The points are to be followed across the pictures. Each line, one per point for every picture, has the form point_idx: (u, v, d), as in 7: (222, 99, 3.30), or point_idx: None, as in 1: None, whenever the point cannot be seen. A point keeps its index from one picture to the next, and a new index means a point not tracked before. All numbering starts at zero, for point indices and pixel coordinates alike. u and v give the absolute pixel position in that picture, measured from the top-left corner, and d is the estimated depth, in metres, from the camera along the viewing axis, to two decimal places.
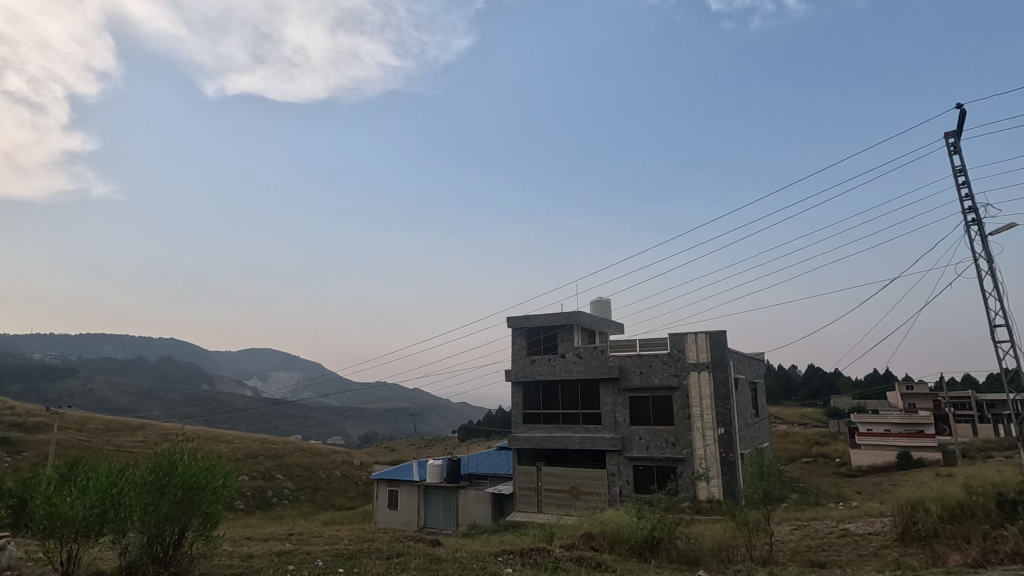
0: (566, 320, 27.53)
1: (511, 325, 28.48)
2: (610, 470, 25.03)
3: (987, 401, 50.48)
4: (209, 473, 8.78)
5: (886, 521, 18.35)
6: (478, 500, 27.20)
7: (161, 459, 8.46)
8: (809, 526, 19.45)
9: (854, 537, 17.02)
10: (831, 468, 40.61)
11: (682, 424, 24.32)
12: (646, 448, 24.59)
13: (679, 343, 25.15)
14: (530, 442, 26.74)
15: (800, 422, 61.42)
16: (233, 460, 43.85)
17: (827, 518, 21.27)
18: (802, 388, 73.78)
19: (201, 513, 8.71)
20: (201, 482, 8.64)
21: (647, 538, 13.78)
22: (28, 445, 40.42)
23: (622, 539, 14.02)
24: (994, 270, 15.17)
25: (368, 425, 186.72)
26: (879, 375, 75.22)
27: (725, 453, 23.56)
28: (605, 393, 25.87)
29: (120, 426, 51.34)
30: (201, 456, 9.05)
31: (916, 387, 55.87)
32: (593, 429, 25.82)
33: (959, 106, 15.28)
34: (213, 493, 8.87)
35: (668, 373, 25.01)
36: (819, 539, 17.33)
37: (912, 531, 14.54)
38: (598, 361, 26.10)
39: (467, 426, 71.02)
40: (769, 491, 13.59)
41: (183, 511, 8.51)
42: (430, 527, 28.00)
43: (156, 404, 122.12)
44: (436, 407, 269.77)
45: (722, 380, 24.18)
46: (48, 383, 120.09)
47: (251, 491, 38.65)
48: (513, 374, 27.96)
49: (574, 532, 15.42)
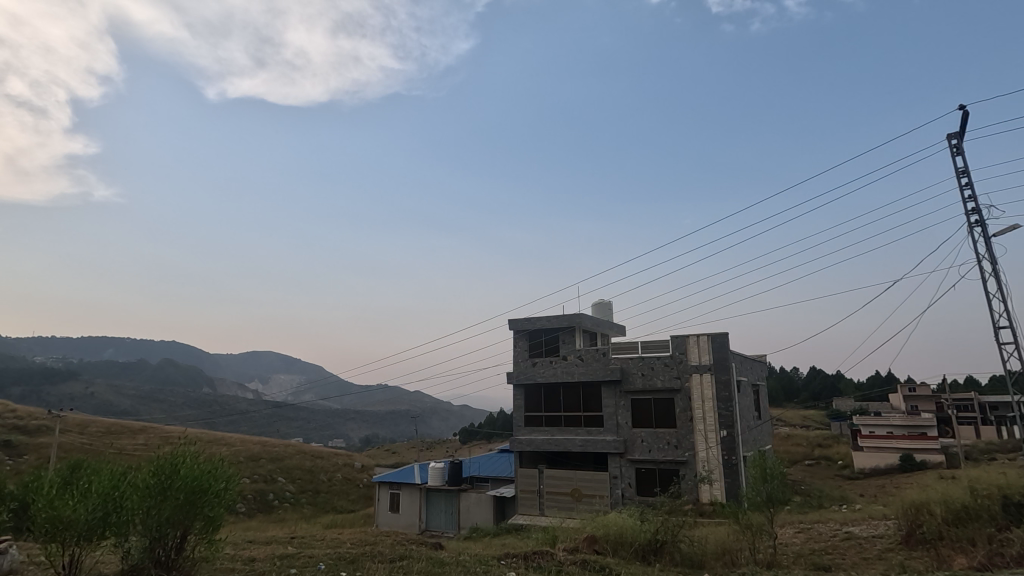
0: (567, 322, 27.48)
1: (513, 327, 28.43)
2: (612, 472, 24.96)
3: (990, 403, 50.33)
4: (212, 476, 8.76)
5: (890, 524, 18.19)
6: (480, 503, 27.19)
7: (163, 462, 8.43)
8: (813, 529, 19.36)
9: (858, 540, 16.92)
10: (833, 470, 40.50)
11: (684, 426, 24.26)
12: (648, 450, 24.53)
13: (681, 345, 25.10)
14: (532, 445, 26.66)
15: (802, 424, 61.28)
16: (235, 463, 43.78)
17: (831, 521, 21.18)
18: (804, 390, 73.58)
19: (203, 517, 8.66)
20: (204, 485, 8.60)
21: (650, 541, 13.74)
22: (29, 448, 40.40)
23: (626, 542, 13.95)
24: (998, 271, 15.08)
25: (369, 428, 186.43)
26: (881, 378, 75.03)
27: (728, 455, 23.49)
28: (607, 395, 25.81)
29: (121, 429, 51.30)
30: (204, 458, 9.02)
31: (918, 389, 55.70)
32: (595, 432, 25.76)
33: (961, 107, 15.24)
34: (216, 496, 8.83)
35: (669, 375, 24.96)
36: (822, 542, 17.25)
37: (916, 533, 14.52)
38: (599, 364, 26.04)
39: (468, 429, 70.92)
40: (773, 493, 13.54)
41: (186, 515, 8.47)
42: (431, 529, 27.94)
43: (158, 407, 122.23)
44: (437, 410, 269.51)
45: (724, 382, 24.11)
46: (50, 386, 120.22)
47: (252, 494, 38.59)
48: (514, 377, 27.93)
49: (577, 535, 15.33)
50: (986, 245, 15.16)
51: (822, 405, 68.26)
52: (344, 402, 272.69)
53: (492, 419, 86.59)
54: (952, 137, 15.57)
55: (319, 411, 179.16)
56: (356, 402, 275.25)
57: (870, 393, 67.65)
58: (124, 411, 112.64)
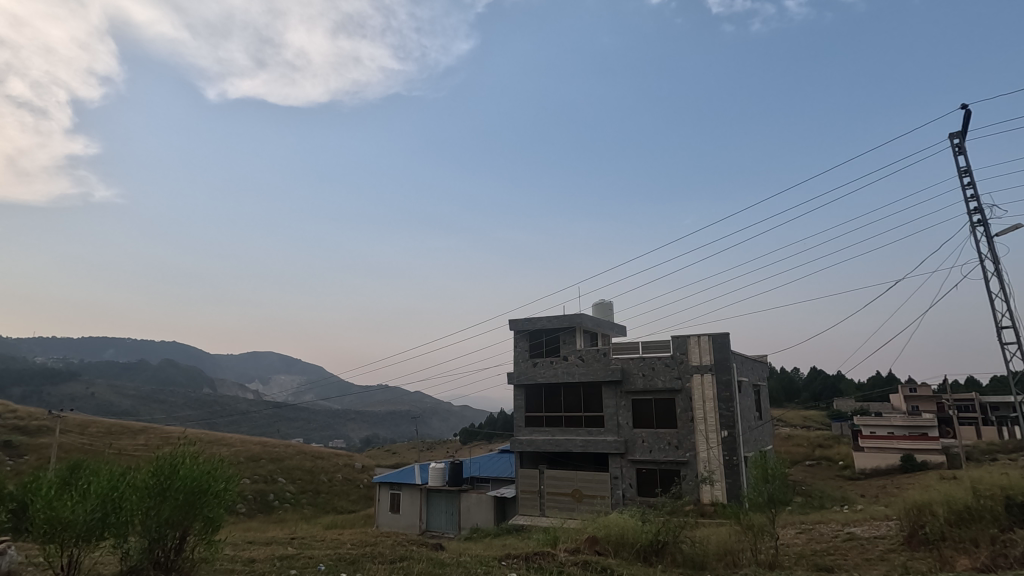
0: (568, 323, 27.43)
1: (513, 327, 28.39)
2: (613, 473, 24.91)
3: (991, 403, 50.22)
4: (212, 476, 8.72)
5: (892, 525, 18.13)
6: (480, 504, 27.14)
7: (163, 463, 8.38)
8: (814, 530, 19.28)
9: (860, 541, 16.84)
10: (833, 471, 40.44)
11: (685, 427, 24.21)
12: (649, 451, 24.47)
13: (682, 345, 25.06)
14: (532, 446, 26.60)
15: (802, 424, 61.20)
16: (235, 463, 43.73)
17: (832, 522, 21.08)
18: (805, 391, 73.45)
19: (202, 517, 8.61)
20: (203, 486, 8.55)
21: (651, 542, 13.70)
22: (30, 449, 40.40)
23: (627, 542, 13.89)
24: (1001, 271, 15.01)
25: (369, 428, 186.35)
26: (882, 378, 74.89)
27: (729, 456, 23.42)
28: (607, 396, 25.76)
29: (122, 429, 51.26)
30: (203, 459, 8.98)
31: (919, 389, 55.59)
32: (596, 433, 25.70)
33: (964, 106, 15.16)
34: (215, 497, 8.78)
35: (670, 376, 24.91)
36: (824, 543, 17.17)
37: (919, 534, 14.46)
38: (600, 364, 26.01)
39: (468, 430, 70.80)
40: (774, 494, 13.47)
41: (185, 516, 8.43)
42: (431, 530, 27.89)
43: (158, 407, 122.25)
44: (437, 410, 269.42)
45: (725, 382, 24.05)
46: (51, 387, 120.24)
47: (252, 495, 38.57)
48: (515, 378, 27.89)
49: (578, 536, 15.28)
50: (989, 245, 15.09)
51: (823, 406, 68.15)
52: (344, 403, 272.67)
53: (493, 419, 86.54)
54: (955, 137, 15.50)
55: (319, 412, 179.17)
56: (356, 402, 275.19)
57: (871, 394, 67.52)
58: (124, 411, 112.60)
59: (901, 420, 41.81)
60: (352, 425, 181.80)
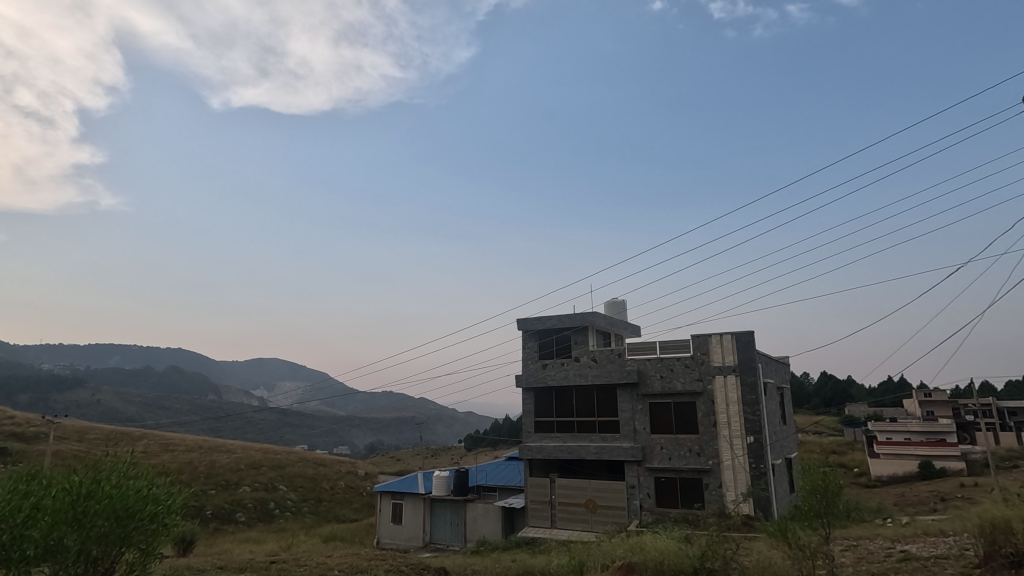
0: (580, 321, 25.27)
1: (521, 326, 26.45)
2: (629, 482, 22.97)
3: (1009, 409, 48.21)
4: (145, 497, 6.80)
5: (954, 542, 16.06)
6: (487, 514, 25.08)
7: (80, 478, 6.50)
8: (862, 547, 17.16)
9: (922, 561, 14.73)
10: (851, 477, 38.42)
11: (708, 432, 22.20)
12: (668, 458, 22.51)
13: (703, 345, 23.06)
14: (542, 452, 24.72)
15: (815, 431, 59.22)
16: (233, 470, 41.82)
17: (878, 537, 18.92)
18: (815, 395, 71.05)
19: (135, 547, 6.80)
20: (134, 508, 6.67)
21: (695, 571, 11.55)
22: (25, 456, 38.58)
23: (666, 569, 11.76)
24: None
25: (373, 434, 184.45)
26: (893, 383, 72.67)
27: (756, 463, 21.39)
28: (623, 399, 23.81)
29: (121, 435, 49.37)
30: (140, 475, 7.08)
31: (935, 394, 53.48)
32: (610, 438, 23.72)
33: None
34: (151, 522, 6.88)
35: (691, 377, 22.93)
36: (879, 563, 15.07)
37: (998, 556, 12.70)
38: (615, 366, 24.03)
39: (471, 435, 68.88)
40: (824, 508, 11.56)
41: (109, 547, 6.58)
42: (435, 542, 25.97)
43: (162, 415, 120.34)
44: (441, 415, 268.62)
45: (750, 384, 22.08)
46: (58, 392, 118.11)
47: (252, 503, 36.71)
48: (524, 380, 25.96)
49: (606, 558, 13.30)
50: None
51: (833, 411, 66.10)
52: None
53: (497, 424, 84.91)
54: None
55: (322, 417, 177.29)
56: (360, 407, 274.03)
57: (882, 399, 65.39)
58: (129, 417, 111.02)
59: (919, 425, 38.60)
60: (355, 431, 180.03)
